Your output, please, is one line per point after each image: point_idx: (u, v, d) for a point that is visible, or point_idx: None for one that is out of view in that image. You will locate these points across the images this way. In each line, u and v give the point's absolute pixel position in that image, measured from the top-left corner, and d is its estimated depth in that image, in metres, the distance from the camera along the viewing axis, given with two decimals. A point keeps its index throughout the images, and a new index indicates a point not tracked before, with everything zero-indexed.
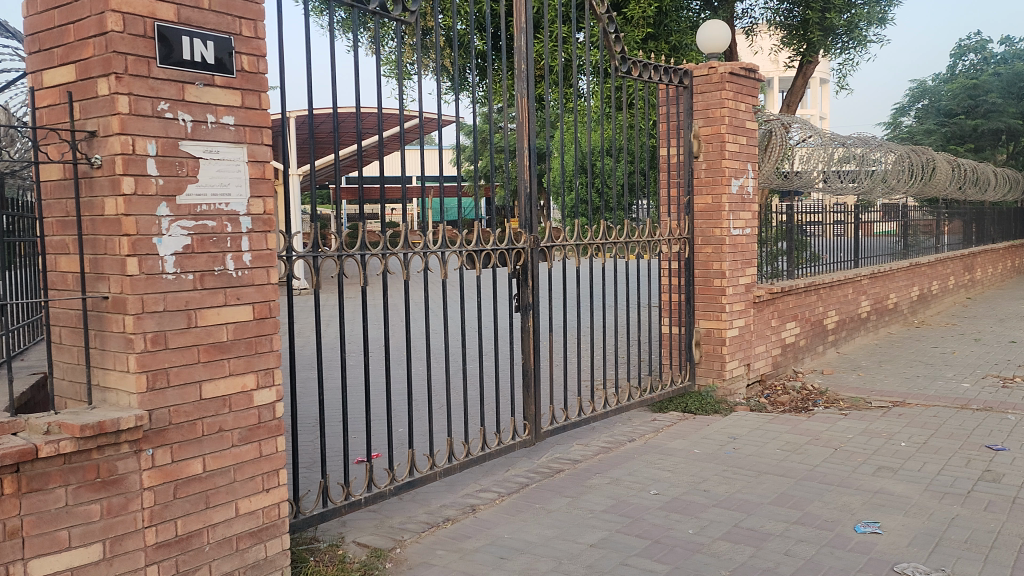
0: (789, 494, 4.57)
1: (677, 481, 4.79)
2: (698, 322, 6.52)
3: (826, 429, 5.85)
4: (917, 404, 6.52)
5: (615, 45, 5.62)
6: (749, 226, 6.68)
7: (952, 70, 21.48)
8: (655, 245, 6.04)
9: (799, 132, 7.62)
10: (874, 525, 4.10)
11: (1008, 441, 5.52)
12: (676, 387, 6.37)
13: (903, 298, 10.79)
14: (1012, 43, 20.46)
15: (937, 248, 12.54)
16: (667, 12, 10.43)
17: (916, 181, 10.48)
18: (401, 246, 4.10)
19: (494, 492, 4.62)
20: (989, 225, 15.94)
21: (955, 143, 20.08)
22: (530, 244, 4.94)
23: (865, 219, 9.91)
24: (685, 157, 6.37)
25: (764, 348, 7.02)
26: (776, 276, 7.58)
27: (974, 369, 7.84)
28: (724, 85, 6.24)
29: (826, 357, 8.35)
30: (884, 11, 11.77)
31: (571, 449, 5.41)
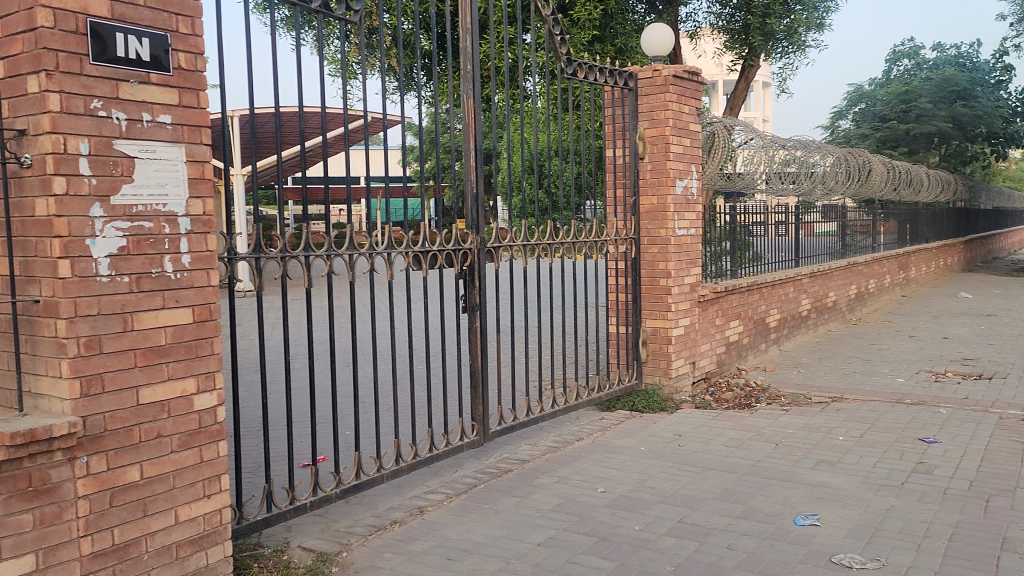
0: (732, 489, 4.66)
1: (623, 478, 4.84)
2: (644, 321, 6.58)
3: (768, 425, 5.97)
4: (855, 399, 6.71)
5: (560, 47, 5.63)
6: (693, 226, 6.78)
7: (887, 75, 22.14)
8: (602, 246, 6.09)
9: (742, 134, 7.78)
10: (813, 518, 4.20)
11: (940, 433, 5.71)
12: (624, 386, 6.42)
13: (841, 296, 11.07)
14: (943, 49, 21.17)
15: (874, 248, 12.91)
16: (613, 15, 10.58)
17: (854, 183, 10.77)
18: (347, 247, 4.05)
19: (442, 493, 4.61)
20: (922, 225, 16.47)
21: (889, 146, 20.71)
22: (476, 244, 4.93)
23: (806, 220, 10.14)
24: (630, 158, 6.43)
25: (708, 347, 7.13)
26: (721, 276, 7.69)
27: (908, 364, 8.09)
28: (668, 87, 6.32)
29: (769, 354, 8.53)
30: (822, 17, 12.10)
31: (519, 449, 5.43)
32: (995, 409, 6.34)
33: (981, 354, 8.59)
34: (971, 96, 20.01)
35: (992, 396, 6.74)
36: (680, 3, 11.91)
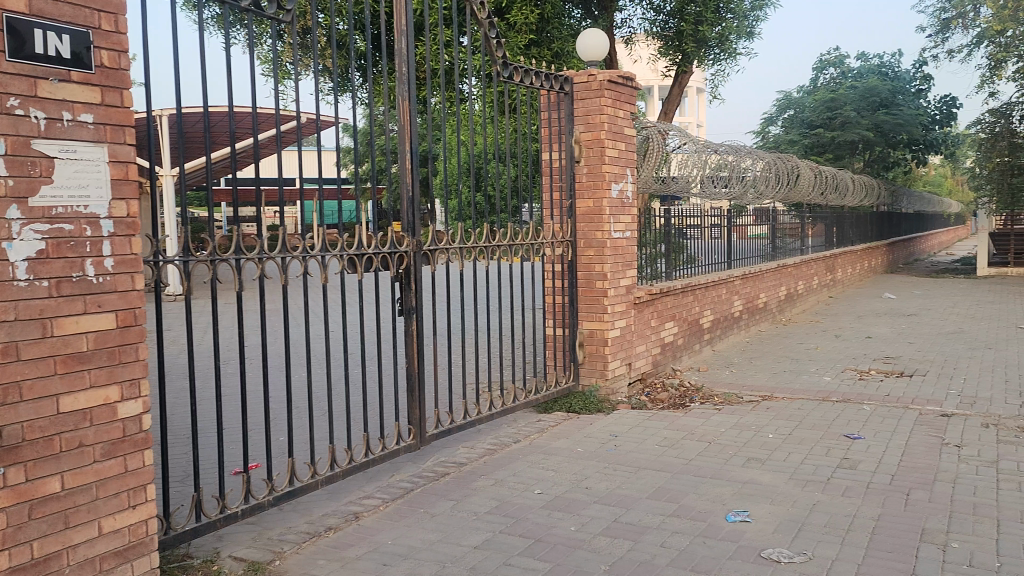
0: (666, 487, 4.74)
1: (559, 480, 4.88)
2: (581, 323, 6.64)
3: (701, 424, 6.10)
4: (784, 398, 6.89)
5: (496, 51, 5.62)
6: (628, 229, 6.87)
7: (814, 83, 22.84)
8: (538, 248, 6.12)
9: (676, 138, 7.93)
10: (743, 514, 4.30)
11: (864, 429, 5.91)
12: (561, 387, 6.46)
13: (771, 297, 11.37)
14: (867, 58, 21.93)
15: (802, 250, 13.29)
16: (549, 20, 10.69)
17: (783, 187, 11.07)
18: (279, 250, 3.99)
19: (378, 498, 4.57)
20: (849, 229, 17.02)
21: (817, 152, 21.35)
22: (412, 247, 4.90)
23: (739, 223, 10.37)
24: (566, 162, 6.49)
25: (644, 348, 7.24)
26: (656, 278, 7.81)
27: (835, 363, 8.36)
28: (603, 92, 6.40)
29: (702, 355, 8.70)
30: (752, 26, 12.45)
31: (456, 453, 5.42)
32: (915, 406, 6.59)
33: (903, 353, 8.92)
34: (893, 104, 20.78)
35: (912, 393, 7.00)
36: (616, 9, 12.08)
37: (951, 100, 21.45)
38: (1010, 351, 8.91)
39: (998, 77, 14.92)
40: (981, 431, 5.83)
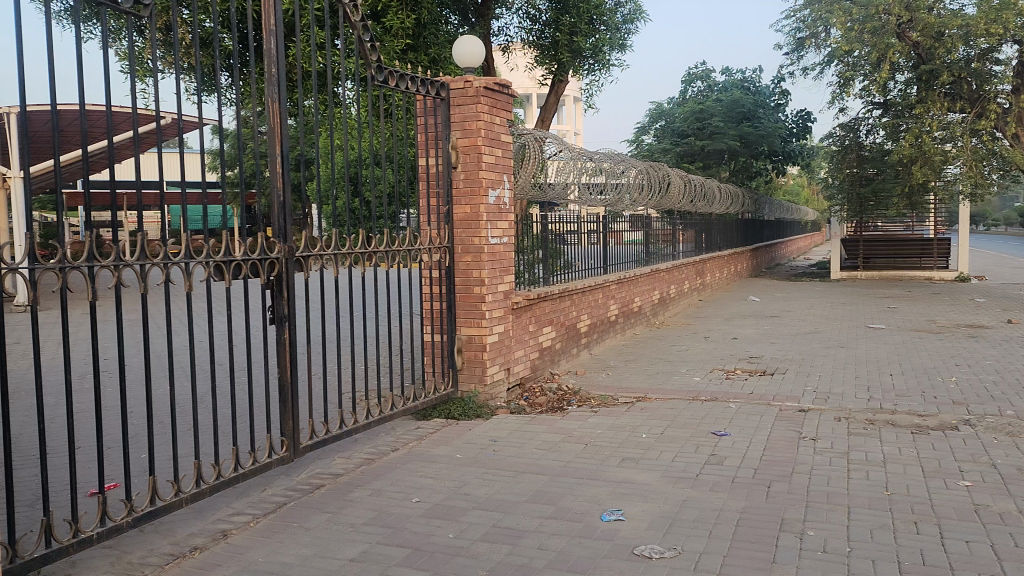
0: (544, 490, 4.79)
1: (438, 487, 4.85)
2: (459, 329, 6.64)
3: (578, 427, 6.21)
4: (658, 399, 7.11)
5: (371, 54, 5.49)
6: (506, 235, 6.92)
7: (683, 95, 23.81)
8: (415, 255, 6.06)
9: (553, 146, 8.05)
10: (618, 513, 4.41)
11: (730, 427, 6.18)
12: (440, 394, 6.42)
13: (645, 301, 11.74)
14: (731, 73, 23.04)
15: (674, 255, 13.78)
16: (426, 25, 10.70)
17: (655, 195, 11.46)
18: (137, 256, 3.76)
19: (248, 514, 4.40)
20: (717, 235, 17.81)
21: (687, 161, 22.28)
22: (284, 253, 4.74)
23: (615, 229, 10.65)
24: (443, 167, 6.48)
25: (522, 353, 7.31)
26: (533, 283, 7.90)
27: (704, 364, 8.72)
28: (479, 99, 6.43)
29: (580, 358, 8.88)
30: (624, 38, 12.88)
31: (331, 464, 5.30)
32: (776, 402, 6.96)
33: (765, 352, 9.42)
34: (755, 117, 21.92)
35: (774, 391, 7.38)
36: (492, 17, 12.20)
37: (807, 114, 22.88)
38: (860, 349, 9.57)
39: (846, 94, 16.01)
40: (835, 425, 6.22)
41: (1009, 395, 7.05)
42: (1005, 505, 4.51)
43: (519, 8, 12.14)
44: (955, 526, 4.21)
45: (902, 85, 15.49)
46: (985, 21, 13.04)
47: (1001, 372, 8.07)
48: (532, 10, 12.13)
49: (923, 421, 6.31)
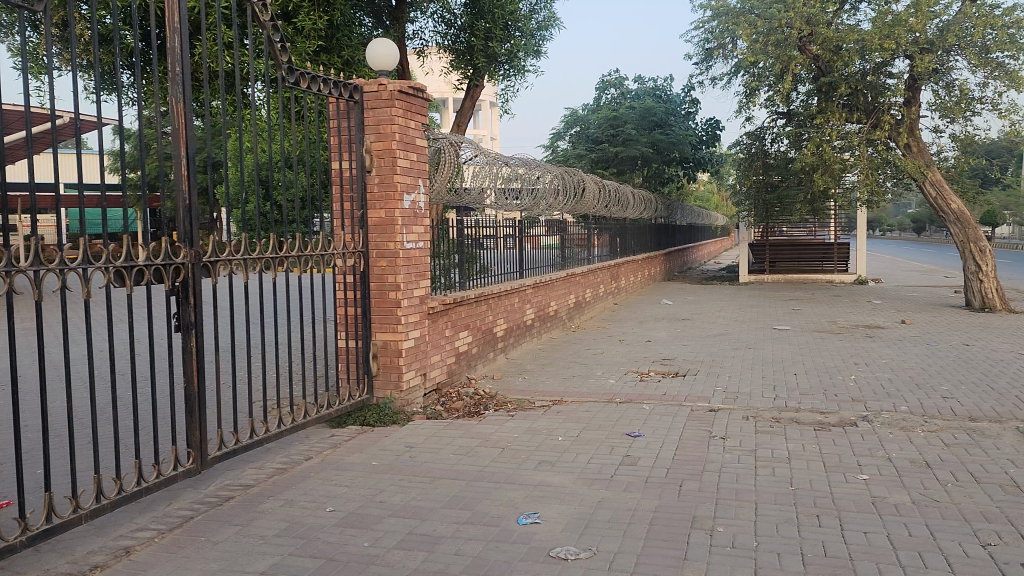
0: (461, 496, 4.78)
1: (353, 495, 4.78)
2: (374, 335, 6.56)
3: (495, 431, 6.23)
4: (573, 401, 7.19)
5: (281, 55, 5.35)
6: (421, 239, 6.88)
7: (597, 102, 24.20)
8: (329, 259, 5.96)
9: (469, 150, 8.04)
10: (534, 516, 4.44)
11: (643, 427, 6.31)
12: (354, 401, 6.34)
13: (561, 305, 11.86)
14: (643, 81, 23.53)
15: (589, 260, 13.95)
16: (339, 27, 10.66)
17: (570, 200, 11.61)
18: (31, 261, 3.57)
19: (152, 529, 4.24)
20: (631, 239, 18.15)
21: (601, 167, 22.62)
22: (190, 258, 4.58)
23: (531, 234, 10.73)
24: (357, 171, 6.40)
25: (438, 358, 7.28)
26: (450, 288, 7.90)
27: (618, 366, 8.87)
28: (394, 102, 6.38)
29: (496, 362, 8.90)
30: (539, 44, 13.05)
31: (241, 475, 5.16)
32: (687, 403, 7.13)
33: (677, 354, 9.64)
34: (666, 124, 22.45)
35: (685, 392, 7.57)
36: (407, 20, 12.14)
37: (715, 123, 23.65)
38: (766, 350, 9.91)
39: (753, 104, 16.57)
40: (743, 423, 6.42)
41: (902, 391, 7.43)
42: (900, 496, 4.74)
43: (434, 12, 12.08)
44: (854, 518, 4.40)
45: (804, 96, 16.13)
46: (880, 36, 13.69)
47: (896, 369, 8.50)
48: (446, 14, 12.10)
49: (825, 418, 6.58)
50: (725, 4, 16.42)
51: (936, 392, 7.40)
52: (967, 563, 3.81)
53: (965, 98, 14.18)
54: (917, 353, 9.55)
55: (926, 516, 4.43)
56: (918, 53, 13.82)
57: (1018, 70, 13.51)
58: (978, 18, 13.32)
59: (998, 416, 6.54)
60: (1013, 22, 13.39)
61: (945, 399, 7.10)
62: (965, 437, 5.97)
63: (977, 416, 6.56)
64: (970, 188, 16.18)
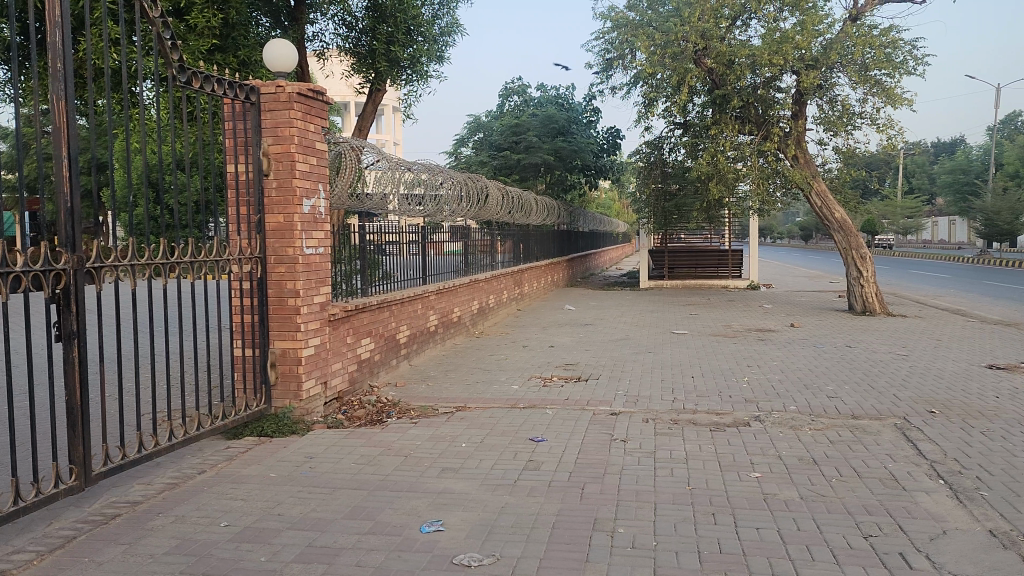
0: (362, 506, 4.70)
1: (248, 509, 4.63)
2: (272, 343, 6.37)
3: (398, 439, 6.16)
4: (477, 408, 7.18)
5: (172, 54, 5.10)
6: (321, 245, 6.74)
7: (500, 109, 24.39)
8: (225, 265, 5.74)
9: (371, 155, 7.94)
10: (437, 524, 4.41)
11: (546, 432, 6.36)
12: (251, 412, 6.15)
13: (465, 311, 11.85)
14: (545, 89, 23.83)
15: (493, 266, 13.98)
16: (234, 26, 10.45)
17: (473, 206, 11.63)
18: None
19: (30, 551, 3.99)
20: (534, 245, 18.31)
21: (503, 173, 22.73)
22: (72, 264, 4.32)
23: (435, 239, 10.67)
24: (254, 174, 6.21)
25: (340, 366, 7.13)
26: (351, 295, 7.77)
27: (522, 372, 8.92)
28: (292, 105, 6.24)
29: (399, 369, 8.80)
30: (442, 50, 13.06)
31: (129, 491, 4.91)
32: (590, 407, 7.23)
33: (580, 359, 9.78)
34: (568, 132, 22.79)
35: (587, 397, 7.67)
36: (306, 21, 11.92)
37: (616, 132, 24.24)
38: (665, 354, 10.16)
39: (651, 114, 17.01)
40: (643, 426, 6.57)
41: (792, 392, 7.75)
42: (789, 493, 4.94)
43: (334, 15, 11.89)
44: (747, 515, 4.56)
45: (699, 107, 16.67)
46: (769, 52, 14.27)
47: (786, 371, 8.87)
48: (348, 17, 11.94)
49: (720, 419, 6.80)
50: (624, 16, 16.84)
51: (822, 392, 7.77)
52: (852, 554, 4.01)
53: (847, 113, 14.98)
54: (805, 355, 10.01)
55: (813, 510, 4.63)
56: (804, 69, 14.50)
57: (894, 88, 14.36)
58: (858, 38, 14.10)
59: (879, 413, 6.90)
60: (889, 42, 14.24)
61: (831, 398, 7.46)
62: (848, 434, 6.28)
63: (859, 414, 6.91)
64: (851, 198, 17.11)
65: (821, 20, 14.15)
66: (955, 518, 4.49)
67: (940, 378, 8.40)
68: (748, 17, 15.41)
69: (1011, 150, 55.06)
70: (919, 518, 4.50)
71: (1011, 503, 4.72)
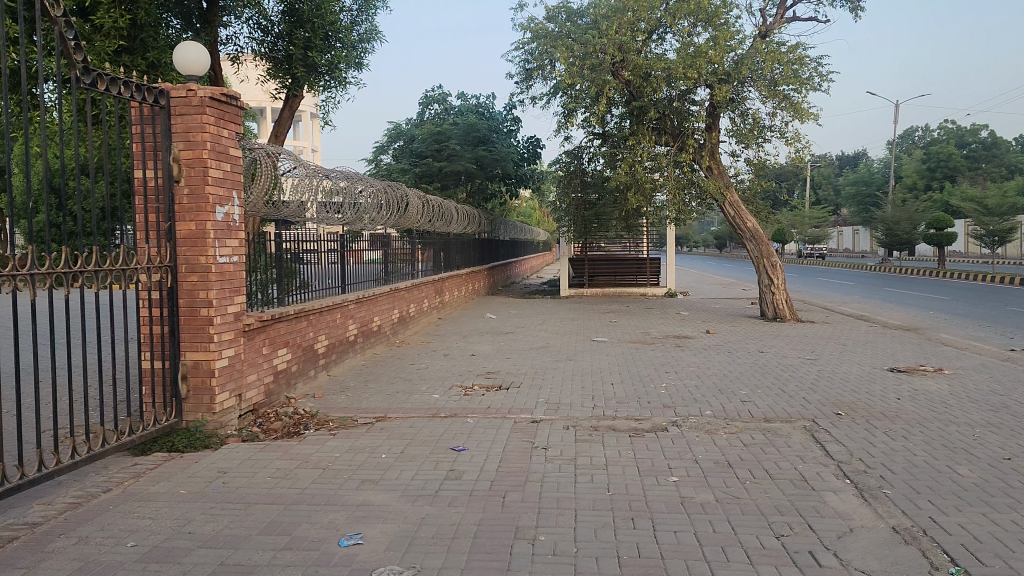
0: (278, 521, 4.58)
1: (156, 528, 4.45)
2: (183, 355, 6.15)
3: (315, 451, 6.04)
4: (397, 418, 7.10)
5: (75, 54, 4.85)
6: (235, 254, 6.56)
7: (421, 117, 24.35)
8: (132, 275, 5.51)
9: (287, 162, 7.77)
10: (356, 537, 4.33)
11: (467, 441, 6.34)
12: (161, 427, 5.93)
13: (385, 320, 11.71)
14: (466, 98, 23.88)
15: (413, 275, 13.88)
16: (143, 27, 10.17)
17: (393, 214, 11.55)
18: None
19: None
20: (455, 253, 18.26)
21: (424, 181, 22.60)
22: None
23: (354, 248, 10.53)
24: (164, 180, 6.00)
25: (255, 377, 6.95)
26: (267, 304, 7.59)
27: (443, 381, 8.86)
28: (205, 109, 6.07)
29: (317, 380, 8.64)
30: (361, 57, 12.94)
31: (27, 513, 4.66)
32: (511, 415, 7.24)
33: (500, 368, 9.79)
34: (489, 141, 22.81)
35: (508, 405, 7.67)
36: (219, 24, 11.63)
37: (536, 141, 24.50)
38: (585, 361, 10.27)
39: (570, 124, 17.22)
40: (564, 433, 6.61)
41: (707, 397, 7.94)
42: (705, 496, 5.06)
43: (249, 18, 11.63)
44: (665, 519, 4.65)
45: (617, 118, 16.93)
46: (683, 66, 14.62)
47: (702, 376, 9.10)
48: (263, 21, 11.68)
49: (638, 425, 6.91)
50: (544, 27, 17.06)
51: (736, 396, 7.98)
52: (764, 555, 4.12)
53: (758, 126, 15.50)
54: (720, 360, 10.28)
55: (728, 512, 4.75)
56: (717, 83, 14.93)
57: (801, 103, 14.93)
58: (767, 54, 14.64)
59: (789, 416, 7.15)
60: (796, 59, 14.81)
61: (744, 402, 7.67)
62: (761, 437, 6.47)
63: (771, 417, 7.14)
64: (763, 209, 17.68)
65: (733, 36, 14.62)
66: (861, 516, 4.67)
67: (846, 381, 8.75)
68: (663, 31, 15.76)
69: (909, 164, 57.98)
70: (827, 518, 4.66)
71: (912, 500, 4.94)
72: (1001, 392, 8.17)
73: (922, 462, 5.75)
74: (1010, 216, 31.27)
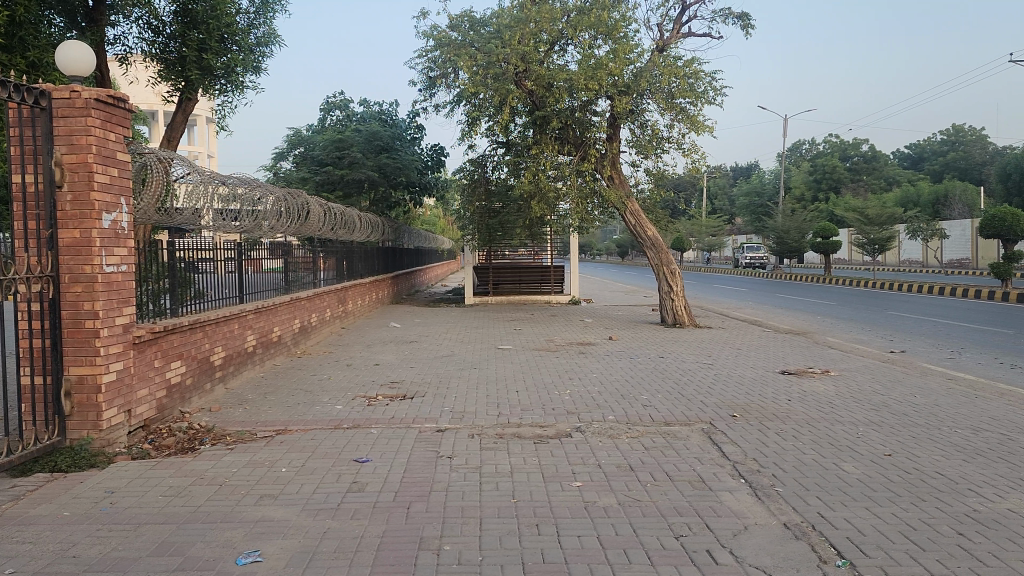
0: (171, 541, 4.39)
1: (37, 553, 4.20)
2: (66, 369, 5.82)
3: (211, 467, 5.83)
4: (298, 431, 6.93)
5: None
6: (123, 263, 6.28)
7: (322, 123, 23.95)
8: (9, 284, 5.19)
9: (180, 167, 7.49)
10: (254, 555, 4.20)
11: (370, 452, 6.25)
12: (42, 446, 5.60)
13: (285, 330, 11.42)
14: (368, 104, 23.63)
15: (315, 283, 13.62)
16: (22, 25, 9.65)
17: (292, 222, 11.32)
18: None
19: None
20: (358, 262, 18.02)
21: (326, 189, 22.21)
22: None
23: (252, 256, 10.25)
24: (45, 185, 5.70)
25: (146, 392, 6.66)
26: (160, 315, 7.28)
27: (346, 392, 8.71)
28: (90, 112, 5.81)
29: (214, 393, 8.35)
30: (258, 60, 12.60)
31: None
32: (415, 425, 7.19)
33: (404, 377, 9.70)
34: (392, 149, 22.62)
35: (412, 414, 7.60)
36: (106, 23, 11.14)
37: (439, 149, 24.48)
38: (490, 369, 10.29)
39: (474, 132, 17.24)
40: (468, 441, 6.61)
41: (609, 403, 8.08)
42: (608, 499, 5.15)
43: (138, 17, 11.18)
44: (569, 524, 4.70)
45: (520, 127, 17.00)
46: (585, 78, 14.89)
47: (604, 382, 9.25)
48: (154, 21, 11.24)
49: (542, 431, 6.97)
50: (447, 35, 17.04)
51: (637, 401, 8.15)
52: (664, 555, 4.22)
53: (656, 136, 15.93)
54: (621, 366, 10.48)
55: (630, 515, 4.84)
56: (617, 94, 15.27)
57: (697, 115, 15.43)
58: (664, 68, 15.12)
59: (687, 419, 7.35)
60: (692, 73, 15.32)
61: (645, 407, 7.85)
62: (661, 441, 6.63)
63: (670, 420, 7.33)
64: (662, 217, 18.19)
65: (632, 49, 15.00)
66: (755, 515, 4.84)
67: (740, 384, 9.06)
68: (565, 43, 16.06)
69: (798, 174, 60.92)
70: (723, 517, 4.81)
71: (802, 497, 5.16)
72: (881, 392, 8.64)
73: (811, 460, 6.01)
74: (889, 225, 33.08)
